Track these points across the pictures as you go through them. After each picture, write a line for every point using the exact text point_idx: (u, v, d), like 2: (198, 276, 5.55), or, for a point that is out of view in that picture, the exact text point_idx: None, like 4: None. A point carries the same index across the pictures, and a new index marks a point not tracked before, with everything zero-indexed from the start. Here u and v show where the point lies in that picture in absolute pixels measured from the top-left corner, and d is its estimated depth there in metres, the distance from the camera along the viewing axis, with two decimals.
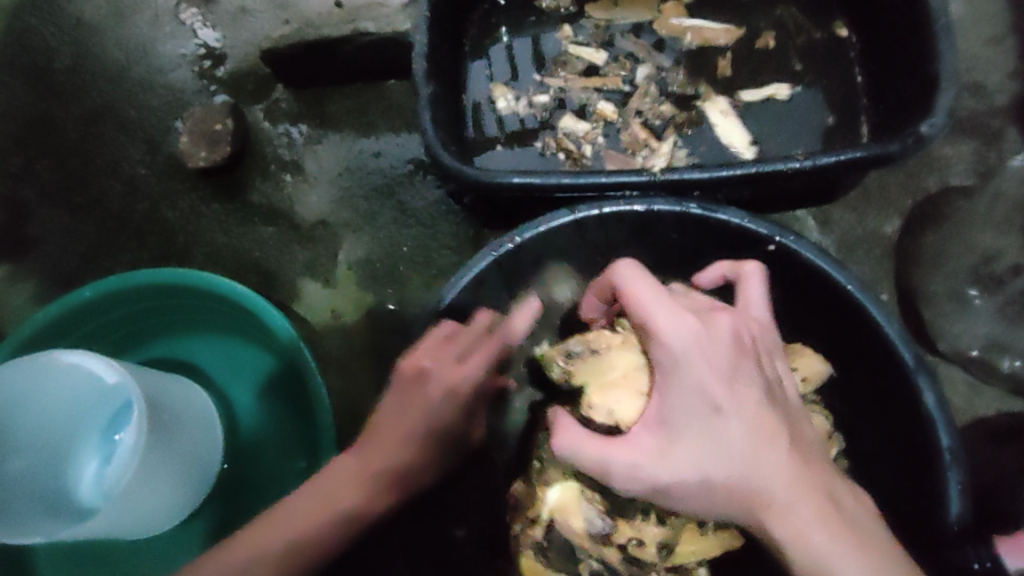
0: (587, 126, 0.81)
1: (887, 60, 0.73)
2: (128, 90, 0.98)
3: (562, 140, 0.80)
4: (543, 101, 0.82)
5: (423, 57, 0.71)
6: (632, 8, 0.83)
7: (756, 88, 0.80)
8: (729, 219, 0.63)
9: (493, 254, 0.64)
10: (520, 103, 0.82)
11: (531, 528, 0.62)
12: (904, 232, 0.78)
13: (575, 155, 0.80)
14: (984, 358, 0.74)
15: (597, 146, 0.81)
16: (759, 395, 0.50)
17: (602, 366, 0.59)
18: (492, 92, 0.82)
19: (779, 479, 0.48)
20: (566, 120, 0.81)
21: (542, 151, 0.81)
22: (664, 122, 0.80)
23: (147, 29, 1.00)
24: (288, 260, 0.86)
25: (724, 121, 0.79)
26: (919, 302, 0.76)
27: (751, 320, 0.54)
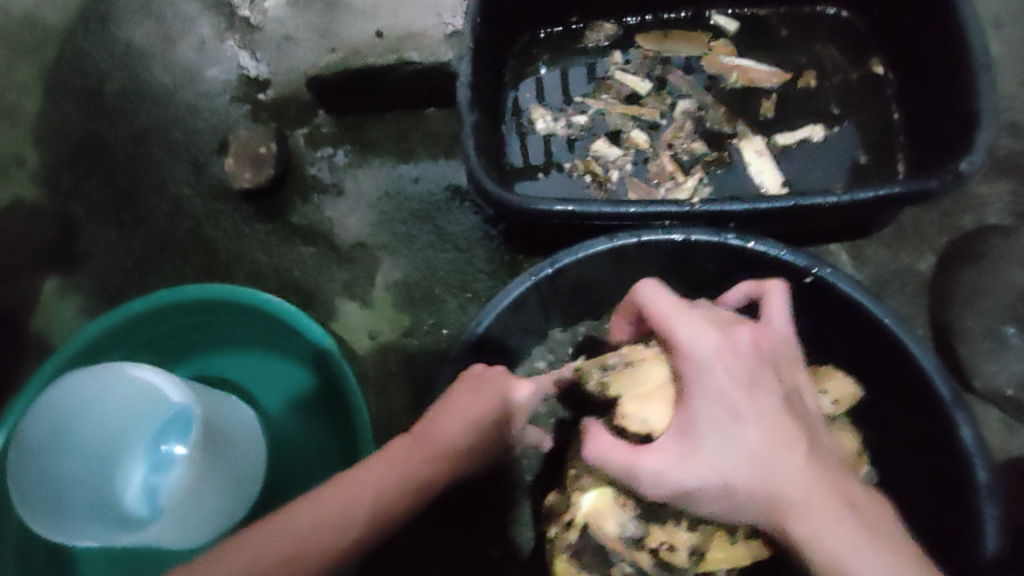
0: (618, 153, 0.83)
1: (925, 96, 0.74)
2: (175, 113, 1.02)
3: (591, 163, 0.83)
4: (581, 122, 0.84)
5: (466, 86, 0.73)
6: (684, 42, 0.85)
7: (792, 131, 0.81)
8: (767, 250, 0.65)
9: (532, 278, 0.66)
10: (559, 123, 0.84)
11: (566, 532, 0.61)
12: (938, 269, 0.78)
13: (602, 178, 0.82)
14: (1020, 398, 0.74)
15: (625, 172, 0.82)
16: (780, 400, 0.49)
17: (636, 376, 0.56)
18: (531, 113, 0.85)
19: (803, 484, 0.46)
20: (598, 144, 0.83)
21: (569, 172, 0.83)
22: (694, 158, 0.81)
23: (194, 55, 1.04)
24: (327, 279, 0.88)
25: (758, 161, 0.80)
26: (955, 339, 0.76)
27: (773, 332, 0.53)
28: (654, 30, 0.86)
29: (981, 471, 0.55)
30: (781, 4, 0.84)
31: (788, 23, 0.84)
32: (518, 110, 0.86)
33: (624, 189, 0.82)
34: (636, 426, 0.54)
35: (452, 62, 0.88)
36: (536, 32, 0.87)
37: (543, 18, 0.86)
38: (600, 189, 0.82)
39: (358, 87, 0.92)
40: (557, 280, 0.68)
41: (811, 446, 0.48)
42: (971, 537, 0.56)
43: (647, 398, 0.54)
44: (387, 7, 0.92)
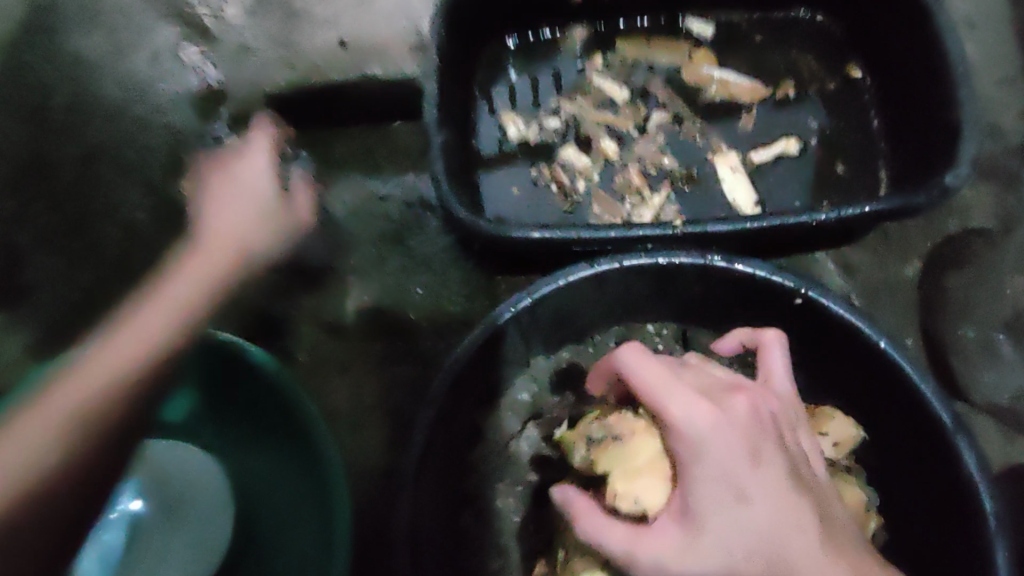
0: (587, 162, 0.79)
1: (907, 103, 0.72)
2: (127, 131, 0.96)
3: (557, 172, 0.78)
4: (553, 126, 0.81)
5: (434, 105, 0.69)
6: (665, 49, 0.83)
7: (765, 148, 0.76)
8: (754, 271, 0.63)
9: (510, 309, 0.63)
10: (533, 127, 0.81)
11: None
12: (925, 276, 0.75)
13: (568, 189, 0.78)
14: (1017, 410, 0.71)
15: (592, 182, 0.78)
16: (785, 473, 0.45)
17: (623, 451, 0.53)
18: (501, 119, 0.81)
19: (820, 569, 0.42)
20: (568, 151, 0.80)
21: (535, 180, 0.78)
22: (663, 173, 0.77)
23: (146, 68, 0.98)
24: (291, 306, 0.82)
25: (732, 178, 0.76)
26: (947, 350, 0.73)
27: (772, 393, 0.50)
28: (636, 35, 0.83)
29: (986, 506, 0.54)
30: (754, 9, 0.82)
31: (761, 28, 0.82)
32: (487, 116, 0.82)
33: (589, 202, 0.77)
34: (628, 507, 0.49)
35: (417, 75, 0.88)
36: (503, 42, 0.84)
37: (511, 27, 0.82)
38: (566, 204, 0.77)
39: (320, 102, 0.90)
40: (536, 309, 0.64)
41: (822, 522, 0.44)
42: (981, 569, 0.54)
43: (637, 475, 0.50)
44: (348, 15, 0.92)
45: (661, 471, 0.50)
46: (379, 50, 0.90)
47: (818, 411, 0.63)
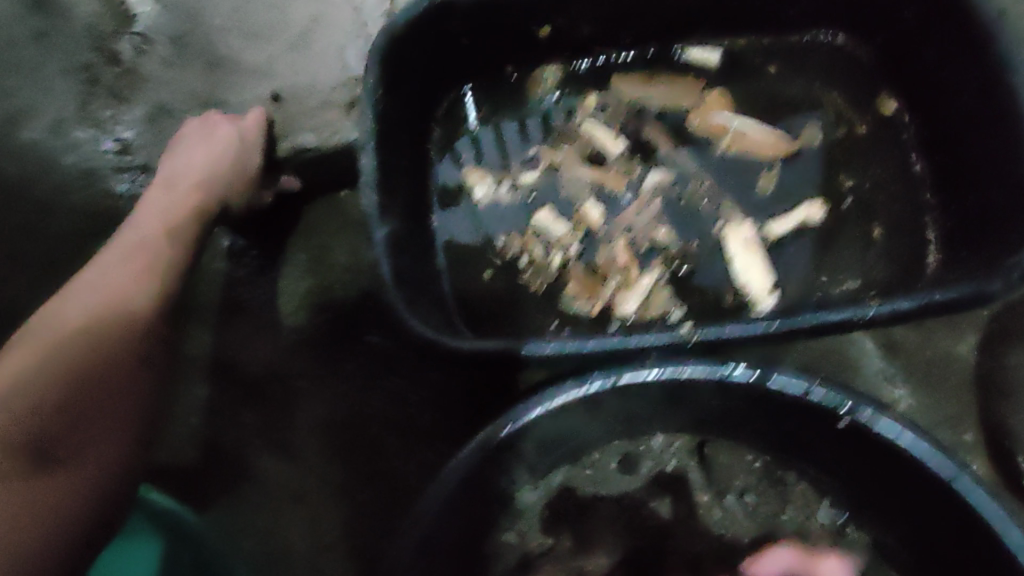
0: (566, 230, 0.65)
1: (959, 150, 0.59)
2: (33, 216, 0.82)
3: (529, 241, 0.65)
4: (531, 181, 0.67)
5: (372, 187, 0.56)
6: (668, 88, 0.69)
7: (783, 218, 0.64)
8: (786, 385, 0.50)
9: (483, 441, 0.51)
10: (505, 185, 0.67)
11: None
12: (983, 353, 0.63)
13: (540, 264, 0.64)
14: None
15: (569, 256, 0.64)
16: None
17: None
18: (465, 178, 0.68)
19: None
20: (542, 215, 0.66)
21: (502, 252, 0.65)
22: (655, 249, 0.64)
23: (50, 138, 0.84)
24: (235, 426, 0.71)
25: (744, 254, 0.62)
26: (1012, 443, 0.61)
27: None
28: (637, 71, 0.70)
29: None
30: (760, 34, 0.69)
31: (773, 58, 0.69)
32: (449, 176, 0.68)
33: (565, 280, 0.63)
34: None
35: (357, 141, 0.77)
36: (463, 90, 0.70)
37: (471, 74, 0.69)
38: (545, 288, 0.63)
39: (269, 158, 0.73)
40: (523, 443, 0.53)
41: None
42: None
43: None
44: (284, 61, 0.79)
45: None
46: (315, 109, 0.78)
47: None
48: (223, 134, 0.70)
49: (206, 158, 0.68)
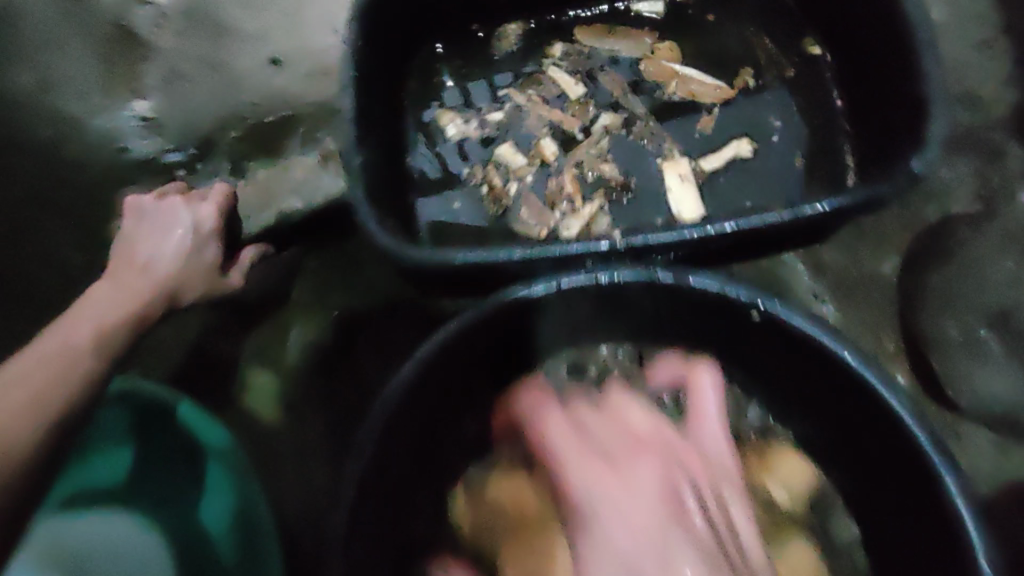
0: (523, 162, 0.72)
1: (872, 81, 0.65)
2: (60, 171, 0.92)
3: (489, 172, 0.72)
4: (497, 119, 0.75)
5: (351, 123, 0.64)
6: (624, 38, 0.76)
7: (716, 154, 0.70)
8: (707, 285, 0.56)
9: (434, 340, 0.55)
10: (473, 125, 0.75)
11: None
12: (904, 272, 0.69)
13: (498, 191, 0.71)
14: (1010, 414, 0.64)
15: (524, 185, 0.72)
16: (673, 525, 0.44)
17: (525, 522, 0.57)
18: (438, 117, 0.75)
19: None
20: (503, 149, 0.73)
21: (467, 180, 0.72)
22: (599, 182, 0.71)
23: (76, 103, 0.93)
24: (233, 346, 0.79)
25: (679, 186, 0.69)
26: (926, 349, 0.66)
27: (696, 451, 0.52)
28: (597, 24, 0.77)
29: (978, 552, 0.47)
30: None
31: (710, 9, 0.76)
32: (420, 121, 0.75)
33: (519, 207, 0.71)
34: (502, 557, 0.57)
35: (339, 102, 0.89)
36: (433, 47, 0.77)
37: (440, 29, 0.77)
38: (502, 212, 0.71)
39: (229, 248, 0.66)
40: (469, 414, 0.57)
41: None
42: None
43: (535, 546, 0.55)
44: (278, 29, 0.91)
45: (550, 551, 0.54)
46: (308, 72, 0.90)
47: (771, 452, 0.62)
48: (167, 240, 0.62)
49: (154, 254, 0.61)
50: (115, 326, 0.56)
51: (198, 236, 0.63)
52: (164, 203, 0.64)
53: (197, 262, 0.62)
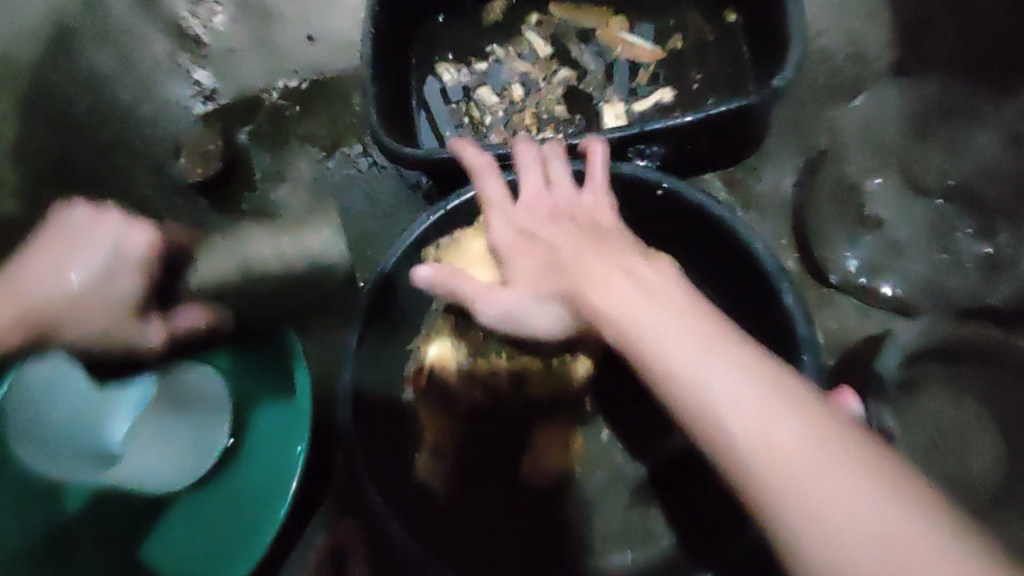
0: (496, 100, 0.94)
1: (768, 36, 0.84)
2: (135, 125, 1.14)
3: (471, 107, 0.95)
4: (482, 69, 0.96)
5: (368, 65, 0.83)
6: (590, 14, 0.96)
7: (644, 98, 0.92)
8: (626, 170, 0.73)
9: (427, 217, 0.74)
10: (463, 73, 0.96)
11: (417, 376, 0.78)
12: (799, 186, 0.85)
13: (476, 121, 0.94)
14: (869, 283, 0.81)
15: (495, 117, 0.94)
16: (709, 327, 0.52)
17: (461, 252, 0.78)
18: (437, 67, 0.96)
19: (812, 472, 0.44)
20: (482, 90, 0.95)
21: (452, 113, 0.95)
22: (551, 119, 0.93)
23: (151, 71, 1.16)
24: None
25: (613, 123, 0.92)
26: (812, 240, 0.83)
27: (583, 196, 0.69)
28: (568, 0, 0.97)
29: (805, 350, 0.65)
30: None
31: None
32: (422, 74, 0.96)
33: (489, 132, 0.93)
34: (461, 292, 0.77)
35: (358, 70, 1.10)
36: (436, 19, 0.98)
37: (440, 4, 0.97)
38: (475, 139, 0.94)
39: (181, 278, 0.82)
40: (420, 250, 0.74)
41: (811, 419, 0.46)
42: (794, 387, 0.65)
43: (471, 262, 0.77)
44: (316, 14, 1.13)
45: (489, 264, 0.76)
46: (339, 46, 1.12)
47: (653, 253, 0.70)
48: (93, 257, 0.71)
49: (54, 283, 0.70)
50: (8, 340, 0.68)
51: (117, 265, 0.71)
52: (100, 216, 0.73)
53: (113, 292, 0.71)
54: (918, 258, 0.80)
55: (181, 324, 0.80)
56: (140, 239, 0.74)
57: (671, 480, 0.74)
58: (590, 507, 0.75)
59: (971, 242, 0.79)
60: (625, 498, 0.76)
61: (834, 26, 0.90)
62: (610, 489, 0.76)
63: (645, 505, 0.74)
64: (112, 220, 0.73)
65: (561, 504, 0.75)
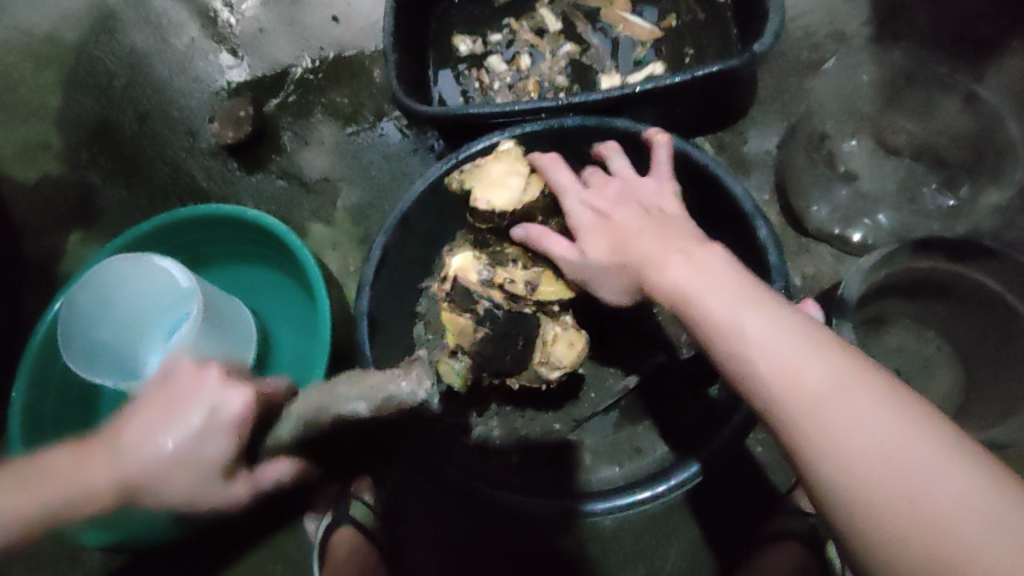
0: (505, 67, 1.04)
1: (755, 14, 0.92)
2: (171, 96, 1.22)
3: (482, 73, 1.04)
4: (496, 39, 1.05)
5: (388, 34, 0.92)
6: None
7: (639, 72, 1.00)
8: (623, 125, 0.79)
9: (442, 166, 0.80)
10: (479, 45, 1.05)
11: (443, 284, 0.79)
12: (780, 147, 0.94)
13: (485, 85, 1.03)
14: (843, 234, 0.91)
15: (503, 83, 1.03)
16: (723, 268, 0.60)
17: (483, 171, 0.78)
18: (454, 39, 1.05)
19: (815, 384, 0.50)
20: (493, 60, 1.04)
21: (464, 79, 1.04)
22: (552, 87, 1.01)
23: (186, 50, 1.24)
24: (298, 209, 1.13)
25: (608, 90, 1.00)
26: (791, 195, 0.92)
27: (652, 183, 0.75)
28: None
29: (778, 281, 0.72)
30: None
31: None
32: (439, 47, 1.05)
33: (496, 95, 1.02)
34: (485, 208, 0.76)
35: (374, 49, 1.17)
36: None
37: None
38: (482, 101, 1.03)
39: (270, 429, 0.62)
40: (436, 188, 0.81)
41: (825, 348, 0.52)
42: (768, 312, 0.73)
43: (494, 183, 0.77)
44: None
45: (511, 185, 0.77)
46: (360, 26, 1.19)
47: None
48: (186, 417, 0.55)
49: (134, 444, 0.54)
50: (78, 511, 0.54)
51: (204, 430, 0.55)
52: (199, 373, 0.57)
53: (199, 466, 0.55)
54: (887, 206, 0.92)
55: (265, 480, 0.62)
56: (239, 398, 0.56)
57: (651, 400, 0.86)
58: (582, 424, 0.86)
59: (937, 195, 0.91)
60: (615, 414, 0.86)
61: (817, 6, 0.98)
62: (603, 408, 0.85)
63: (632, 423, 0.85)
64: (207, 377, 0.57)
65: (557, 420, 0.86)
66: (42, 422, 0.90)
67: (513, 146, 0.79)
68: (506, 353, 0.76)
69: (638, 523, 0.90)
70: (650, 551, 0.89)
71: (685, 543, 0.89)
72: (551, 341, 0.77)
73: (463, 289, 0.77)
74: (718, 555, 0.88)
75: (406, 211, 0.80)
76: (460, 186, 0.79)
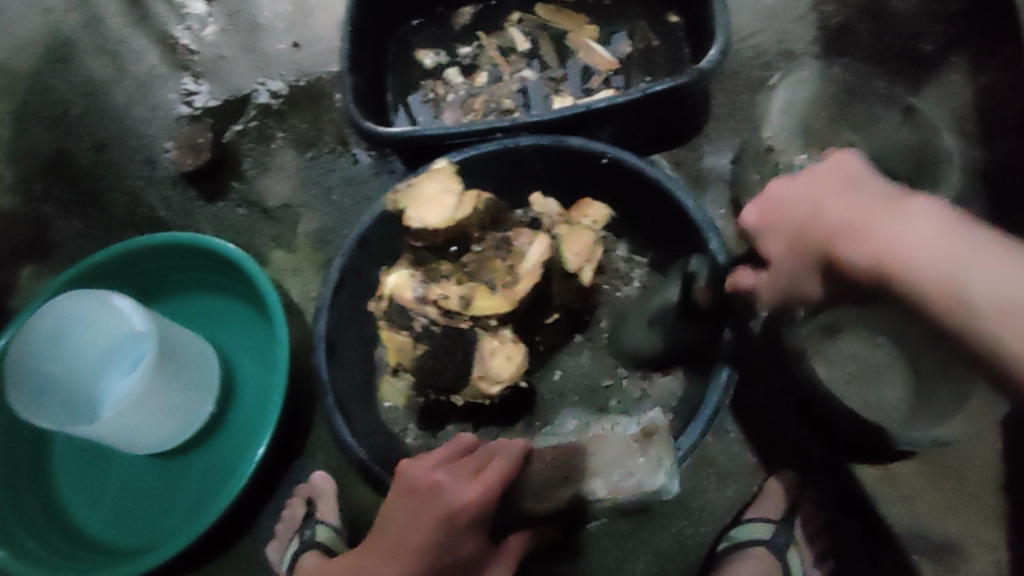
0: (462, 82, 1.05)
1: (704, 34, 0.94)
2: (128, 125, 1.21)
3: (437, 86, 1.05)
4: (466, 52, 1.06)
5: (344, 57, 0.93)
6: (561, 20, 1.06)
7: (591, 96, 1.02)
8: (574, 142, 0.80)
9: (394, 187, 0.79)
10: (443, 56, 1.06)
11: (380, 302, 0.77)
12: (733, 163, 0.96)
13: (438, 99, 1.04)
14: None
15: (456, 100, 1.04)
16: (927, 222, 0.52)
17: (416, 191, 0.77)
18: (416, 55, 1.06)
19: None
20: (450, 73, 1.06)
21: (424, 93, 1.05)
22: (498, 109, 1.03)
23: (144, 78, 1.23)
24: (259, 235, 1.12)
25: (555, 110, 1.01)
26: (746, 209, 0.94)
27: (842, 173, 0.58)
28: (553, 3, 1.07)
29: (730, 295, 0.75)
30: None
31: None
32: (399, 68, 1.06)
33: (449, 110, 1.04)
34: (419, 227, 0.75)
35: (335, 74, 1.18)
36: (410, 23, 1.08)
37: (414, 11, 1.07)
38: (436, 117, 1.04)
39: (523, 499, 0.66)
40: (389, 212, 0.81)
41: None
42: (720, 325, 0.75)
43: (428, 204, 0.76)
44: (301, 25, 1.21)
45: (444, 204, 0.76)
46: (321, 52, 1.19)
47: (580, 205, 0.85)
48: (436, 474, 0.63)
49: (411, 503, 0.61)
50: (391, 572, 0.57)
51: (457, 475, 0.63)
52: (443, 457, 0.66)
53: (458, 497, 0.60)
54: None
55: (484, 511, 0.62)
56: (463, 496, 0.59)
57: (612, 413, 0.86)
58: None
59: None
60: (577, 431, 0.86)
61: (766, 27, 1.01)
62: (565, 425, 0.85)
63: None
64: (441, 480, 0.61)
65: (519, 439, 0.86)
66: (6, 520, 0.85)
67: (446, 163, 0.79)
68: (445, 368, 0.75)
69: (605, 540, 0.89)
70: (617, 566, 0.88)
71: (652, 558, 0.88)
72: (489, 356, 0.75)
73: (399, 309, 0.74)
74: (683, 567, 0.88)
75: (361, 234, 0.80)
76: (395, 207, 0.78)
